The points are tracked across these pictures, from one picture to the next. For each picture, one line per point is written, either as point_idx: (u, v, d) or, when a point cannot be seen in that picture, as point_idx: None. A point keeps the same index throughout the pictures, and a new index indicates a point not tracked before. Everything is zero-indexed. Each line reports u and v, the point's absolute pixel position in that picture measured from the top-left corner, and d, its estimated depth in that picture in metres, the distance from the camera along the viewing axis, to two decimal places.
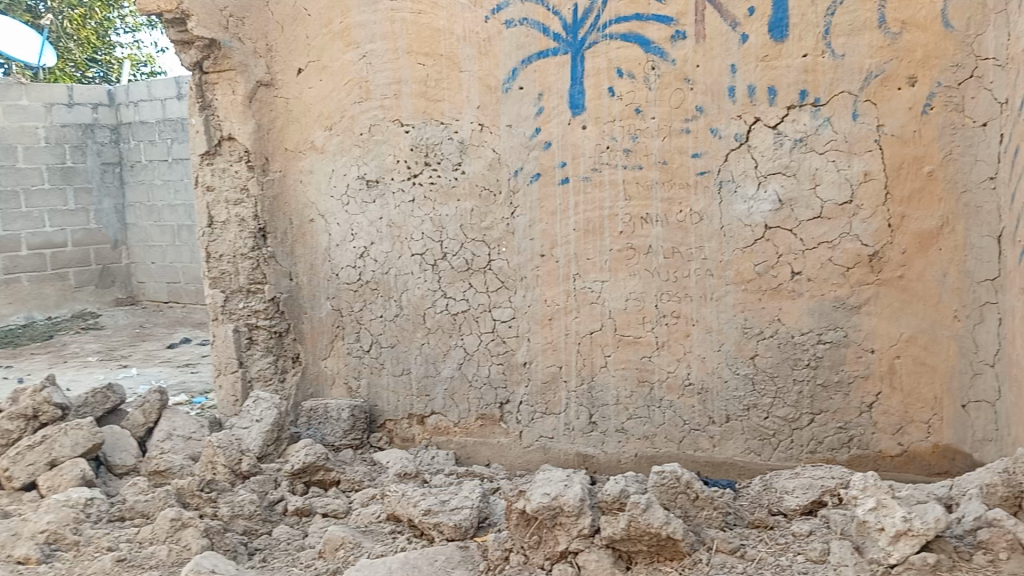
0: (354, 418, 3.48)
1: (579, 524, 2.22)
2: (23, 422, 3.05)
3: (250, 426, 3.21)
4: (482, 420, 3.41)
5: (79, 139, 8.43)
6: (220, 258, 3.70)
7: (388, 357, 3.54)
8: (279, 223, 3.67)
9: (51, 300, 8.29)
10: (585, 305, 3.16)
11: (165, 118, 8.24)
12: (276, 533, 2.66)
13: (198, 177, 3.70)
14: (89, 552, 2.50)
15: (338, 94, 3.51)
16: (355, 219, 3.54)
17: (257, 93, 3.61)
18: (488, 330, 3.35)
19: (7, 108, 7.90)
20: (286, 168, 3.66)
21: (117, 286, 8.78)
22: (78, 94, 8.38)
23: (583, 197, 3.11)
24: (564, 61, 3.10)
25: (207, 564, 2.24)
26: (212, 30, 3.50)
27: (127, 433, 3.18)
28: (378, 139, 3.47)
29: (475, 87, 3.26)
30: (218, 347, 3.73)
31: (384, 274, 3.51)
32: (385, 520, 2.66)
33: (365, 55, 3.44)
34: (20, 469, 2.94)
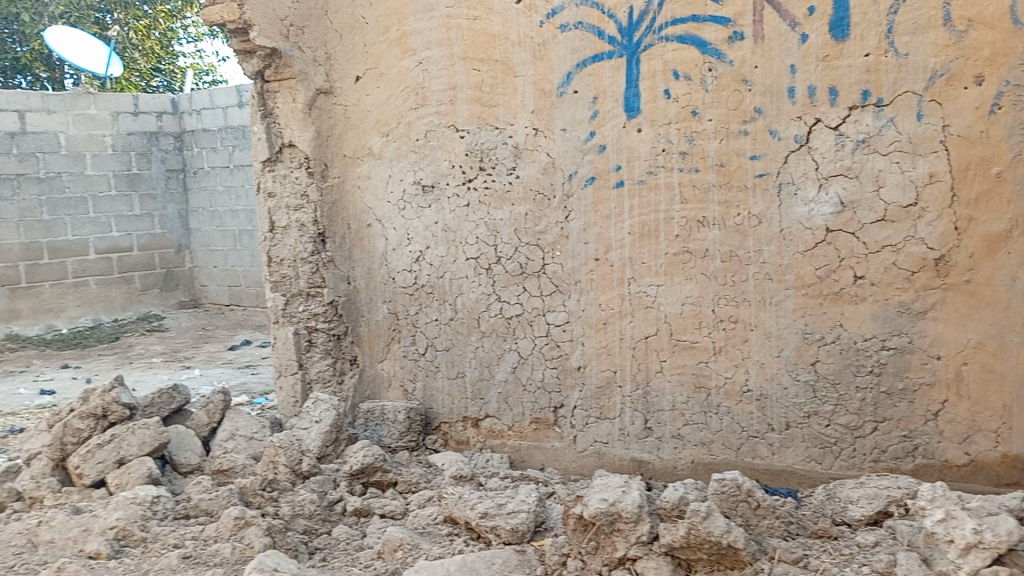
0: (410, 420, 3.52)
1: (637, 531, 2.21)
2: (93, 421, 3.13)
3: (310, 427, 3.28)
4: (536, 423, 3.40)
5: (145, 146, 8.70)
6: (281, 262, 3.77)
7: (443, 360, 3.56)
8: (337, 228, 3.73)
9: (118, 303, 8.56)
10: (640, 309, 3.14)
11: (227, 126, 8.50)
12: (336, 533, 2.70)
13: (260, 183, 3.78)
14: (157, 549, 2.58)
15: (395, 100, 3.55)
16: (411, 224, 3.57)
17: (317, 100, 3.69)
18: (542, 334, 3.35)
19: (77, 117, 8.18)
20: (344, 174, 3.71)
21: (181, 289, 9.04)
22: (144, 103, 8.65)
23: (638, 201, 3.09)
24: (619, 64, 3.09)
25: (270, 562, 2.29)
26: (274, 39, 3.60)
27: (191, 433, 3.26)
28: (433, 145, 3.50)
29: (530, 91, 3.27)
30: (279, 349, 3.80)
31: (439, 278, 3.54)
32: (442, 522, 2.68)
33: (421, 62, 3.48)
34: (90, 467, 3.02)
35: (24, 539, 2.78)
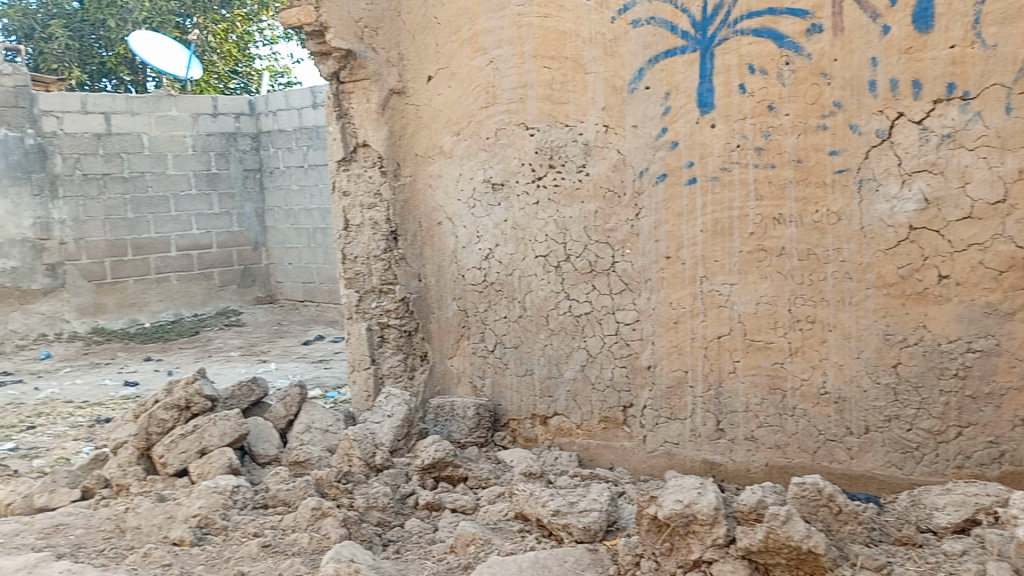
0: (479, 416, 3.54)
1: (713, 533, 2.18)
2: (177, 412, 3.24)
3: (382, 421, 3.33)
4: (605, 422, 3.38)
5: (223, 146, 8.97)
6: (354, 259, 3.85)
7: (511, 357, 3.58)
8: (409, 226, 3.78)
9: (197, 298, 8.86)
10: (713, 309, 3.09)
11: (301, 126, 8.74)
12: (408, 525, 2.74)
13: (336, 182, 3.86)
14: (237, 537, 2.65)
15: (466, 99, 3.58)
16: (481, 221, 3.59)
17: (390, 101, 3.74)
18: (612, 332, 3.32)
19: (159, 119, 8.51)
20: (416, 173, 3.76)
21: (257, 285, 9.30)
22: (222, 105, 8.93)
23: (711, 198, 3.04)
24: (692, 59, 3.04)
25: (347, 553, 2.33)
26: (348, 41, 3.67)
27: (269, 425, 3.37)
28: (504, 143, 3.51)
29: (601, 88, 3.25)
30: (354, 343, 3.88)
31: (508, 276, 3.55)
32: (513, 518, 2.70)
33: (492, 60, 3.49)
34: (173, 456, 3.14)
35: (112, 524, 2.88)
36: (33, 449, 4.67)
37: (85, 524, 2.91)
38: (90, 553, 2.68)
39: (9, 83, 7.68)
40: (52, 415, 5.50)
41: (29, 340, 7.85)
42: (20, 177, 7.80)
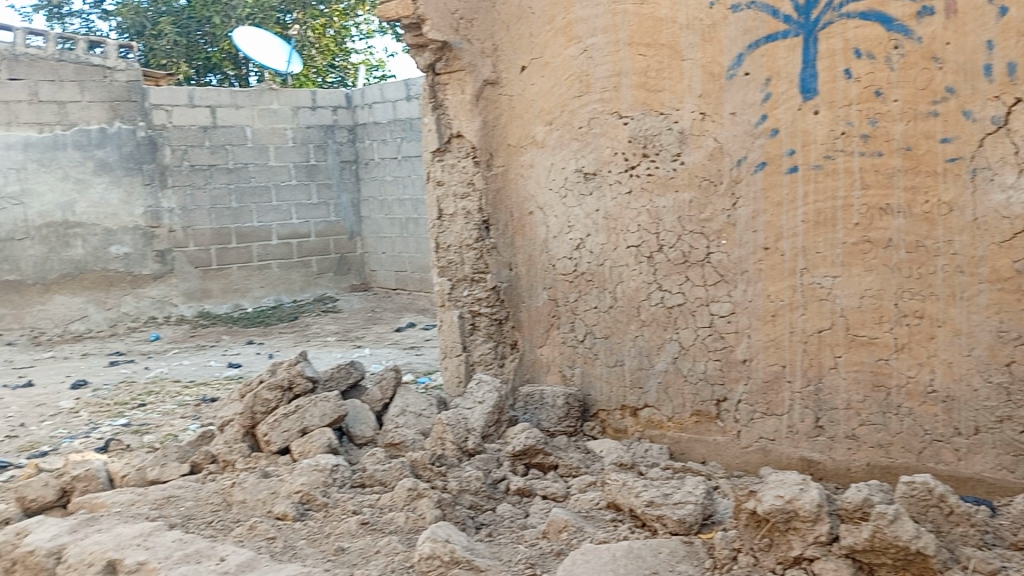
0: (569, 405, 3.54)
1: (816, 530, 2.13)
2: (280, 392, 3.38)
3: (473, 407, 3.37)
4: (698, 416, 3.33)
5: (321, 138, 9.60)
6: (447, 248, 3.90)
7: (601, 348, 3.56)
8: (500, 216, 3.81)
9: (297, 284, 9.49)
10: (814, 302, 3.00)
11: (396, 119, 9.14)
12: (500, 510, 2.78)
13: (430, 172, 3.92)
14: (337, 514, 2.74)
15: (560, 88, 3.57)
16: (573, 211, 3.57)
17: (484, 91, 3.78)
18: (705, 324, 3.26)
19: (262, 112, 9.18)
20: (508, 163, 3.78)
21: (353, 273, 9.88)
22: (320, 98, 9.55)
23: (814, 186, 2.95)
24: (795, 44, 2.95)
25: (443, 533, 2.38)
26: (444, 33, 3.72)
27: (366, 407, 3.48)
28: (596, 132, 3.48)
29: (698, 75, 3.19)
30: (445, 331, 3.94)
31: (599, 266, 3.52)
32: (604, 507, 2.70)
33: (587, 49, 3.48)
34: (277, 434, 3.27)
35: (220, 498, 3.01)
36: (144, 426, 4.97)
37: (194, 496, 3.05)
38: (201, 523, 2.81)
39: (122, 78, 8.43)
40: (161, 393, 5.81)
41: (141, 323, 8.52)
42: (133, 168, 8.50)
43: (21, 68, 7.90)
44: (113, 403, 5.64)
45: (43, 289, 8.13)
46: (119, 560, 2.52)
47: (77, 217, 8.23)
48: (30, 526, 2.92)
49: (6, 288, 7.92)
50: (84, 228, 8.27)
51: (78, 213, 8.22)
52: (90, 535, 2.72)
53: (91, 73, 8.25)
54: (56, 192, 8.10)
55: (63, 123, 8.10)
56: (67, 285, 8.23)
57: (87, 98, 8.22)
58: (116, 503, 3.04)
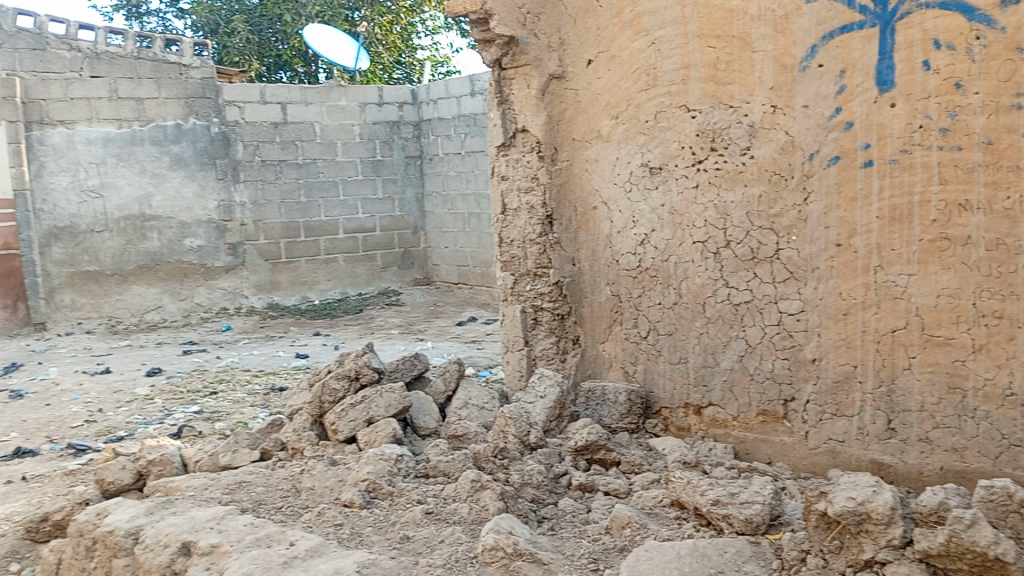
0: (631, 402, 3.51)
1: (889, 534, 2.10)
2: (347, 382, 3.46)
3: (535, 401, 3.39)
4: (764, 416, 3.26)
5: (388, 134, 9.81)
6: (511, 243, 3.91)
7: (665, 345, 3.51)
8: (564, 211, 3.80)
9: (362, 278, 9.78)
10: (888, 301, 2.90)
11: (460, 113, 9.20)
12: (562, 504, 2.79)
13: (494, 167, 3.94)
14: (402, 503, 2.78)
15: (626, 82, 3.54)
16: (637, 206, 3.54)
17: (550, 85, 3.78)
18: (773, 322, 3.19)
19: (330, 108, 9.46)
20: (573, 157, 3.78)
21: (416, 267, 10.11)
22: (387, 94, 9.74)
23: (889, 181, 2.85)
24: (871, 35, 2.86)
25: (506, 525, 2.40)
26: (512, 28, 3.71)
27: (430, 400, 3.53)
28: (663, 126, 3.44)
29: (769, 67, 3.12)
30: (507, 325, 3.96)
31: (664, 261, 3.47)
32: (668, 505, 2.69)
33: (654, 42, 3.43)
34: (344, 423, 3.34)
35: (290, 484, 3.08)
36: (216, 413, 5.16)
37: (264, 481, 3.13)
38: (271, 508, 2.88)
39: (197, 75, 8.79)
40: (232, 381, 6.01)
41: (212, 313, 8.98)
42: (207, 163, 8.86)
43: (102, 66, 8.53)
44: (186, 390, 5.84)
45: (121, 279, 8.64)
46: (193, 541, 2.60)
47: (154, 211, 8.68)
48: (109, 506, 3.02)
49: (86, 278, 8.51)
50: (160, 221, 8.71)
51: (155, 207, 8.66)
52: (166, 517, 2.81)
53: (167, 70, 8.68)
54: (134, 186, 8.56)
55: (140, 119, 8.54)
56: (144, 276, 8.72)
57: (163, 94, 8.62)
58: (190, 487, 3.14)
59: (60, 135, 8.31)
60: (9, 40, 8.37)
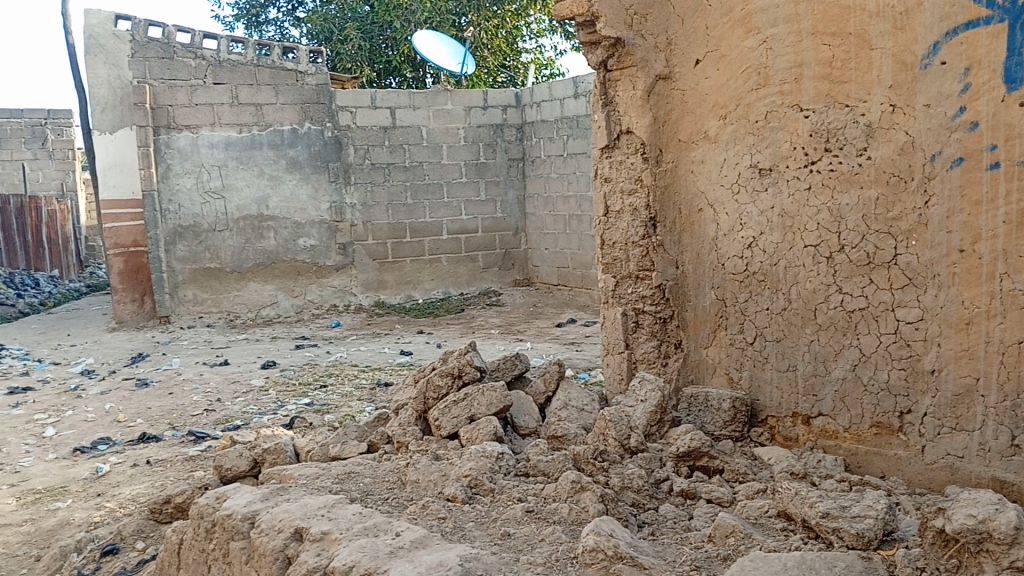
0: (735, 410, 3.42)
1: (1012, 555, 2.06)
2: (451, 379, 3.55)
3: (635, 405, 3.37)
4: (877, 428, 3.13)
5: (491, 137, 9.93)
6: (613, 245, 3.89)
7: (773, 351, 3.41)
8: (668, 213, 3.75)
9: (464, 278, 10.01)
10: (1014, 310, 2.73)
11: (563, 116, 9.21)
12: (663, 510, 2.77)
13: (598, 169, 3.92)
14: (503, 500, 2.82)
15: (735, 82, 3.46)
16: (745, 208, 3.46)
17: (656, 86, 3.74)
18: (890, 331, 3.05)
19: (437, 112, 9.67)
20: (679, 159, 3.73)
21: (516, 268, 10.25)
22: (492, 97, 9.86)
23: (1017, 185, 2.69)
24: (999, 30, 2.70)
25: (606, 528, 2.40)
26: (618, 29, 3.68)
27: (529, 399, 3.57)
28: (774, 126, 3.35)
29: (888, 65, 2.99)
30: (608, 328, 3.93)
31: (772, 265, 3.38)
32: (774, 516, 2.63)
33: (766, 40, 3.35)
34: (447, 420, 3.41)
35: (395, 477, 3.17)
36: (325, 406, 5.38)
37: (371, 473, 3.23)
38: (378, 499, 2.97)
39: (312, 82, 9.19)
40: (340, 376, 6.24)
41: (323, 310, 9.42)
42: (321, 166, 9.29)
43: (224, 73, 8.88)
44: (298, 383, 6.11)
45: (240, 276, 9.12)
46: (305, 528, 2.69)
47: (270, 211, 9.15)
48: (227, 491, 3.14)
49: (207, 275, 9.00)
50: (276, 221, 9.18)
51: (272, 208, 9.14)
52: (281, 504, 2.92)
53: (285, 77, 9.08)
54: (253, 187, 9.05)
55: (260, 124, 9.03)
56: (261, 273, 9.20)
57: (281, 100, 9.07)
58: (302, 476, 3.26)
59: (185, 139, 8.80)
60: (139, 49, 8.62)
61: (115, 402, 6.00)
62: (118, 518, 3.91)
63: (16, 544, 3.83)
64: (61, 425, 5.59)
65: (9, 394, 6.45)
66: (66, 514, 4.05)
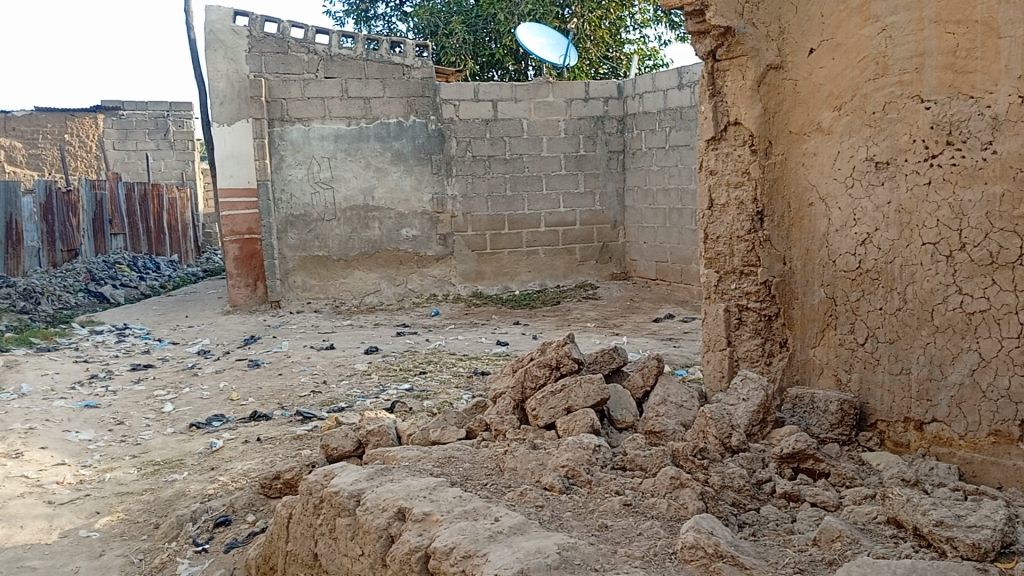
0: (843, 412, 3.30)
1: None
2: (548, 370, 3.59)
3: (737, 403, 3.31)
4: (996, 436, 2.95)
5: (592, 129, 9.88)
6: (716, 239, 3.80)
7: (885, 353, 3.28)
8: (776, 207, 3.63)
9: (561, 271, 10.03)
10: None
11: (666, 107, 9.07)
12: (764, 512, 2.71)
13: (703, 161, 3.83)
14: (601, 492, 2.82)
15: (852, 71, 3.33)
16: (859, 203, 3.33)
17: (767, 76, 3.63)
18: (1013, 335, 2.88)
19: (538, 105, 9.69)
20: (789, 151, 3.61)
21: (614, 262, 10.19)
22: (593, 89, 9.82)
23: None
24: None
25: (706, 525, 2.37)
26: (728, 18, 3.60)
27: (627, 393, 3.55)
28: (892, 118, 3.20)
29: (1018, 54, 2.82)
30: (709, 324, 3.85)
31: (888, 263, 3.24)
32: (883, 523, 2.54)
33: (885, 28, 3.21)
34: (544, 410, 3.44)
35: (494, 463, 3.22)
36: (424, 392, 5.51)
37: (470, 459, 3.30)
38: (477, 484, 3.02)
39: (418, 75, 9.40)
40: (439, 363, 6.36)
41: (423, 299, 9.64)
42: (424, 158, 9.50)
43: (334, 67, 9.20)
44: (399, 368, 6.29)
45: (346, 264, 9.45)
46: (407, 508, 2.77)
47: (376, 202, 9.44)
48: (334, 469, 3.25)
49: (315, 262, 9.37)
50: (380, 212, 9.46)
51: (377, 198, 9.42)
52: (384, 484, 3.00)
53: (392, 70, 9.34)
54: (360, 178, 9.35)
55: (367, 117, 9.31)
56: (366, 262, 9.50)
57: (388, 94, 9.33)
58: (404, 458, 3.36)
59: (297, 132, 9.17)
60: (255, 44, 9.01)
61: (229, 381, 6.33)
62: (230, 491, 4.12)
63: (138, 512, 4.11)
64: (179, 401, 5.94)
65: (133, 371, 6.90)
66: (183, 486, 4.31)
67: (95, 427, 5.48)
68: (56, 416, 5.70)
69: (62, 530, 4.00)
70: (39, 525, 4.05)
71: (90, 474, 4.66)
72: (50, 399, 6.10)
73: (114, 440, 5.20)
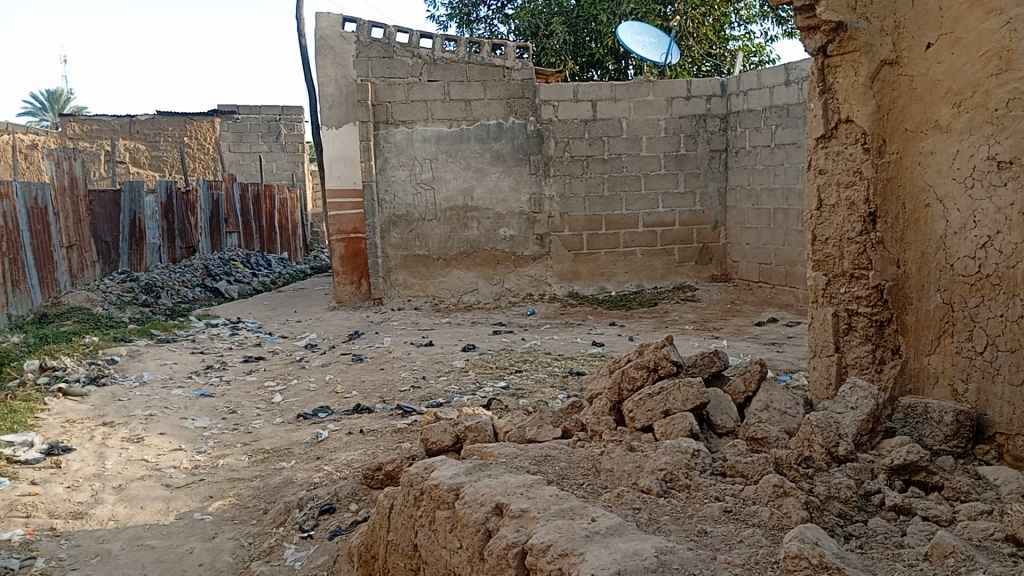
0: (959, 424, 3.14)
1: None
2: (646, 372, 3.57)
3: (844, 411, 3.20)
4: None
5: (693, 128, 9.70)
6: (825, 241, 3.68)
7: (1005, 363, 3.10)
8: (889, 208, 3.47)
9: (659, 272, 9.91)
10: None
11: (772, 104, 8.82)
12: (872, 524, 2.61)
13: (812, 160, 3.71)
14: (699, 497, 2.78)
15: (973, 66, 3.17)
16: (980, 204, 3.15)
17: (881, 72, 3.48)
18: None
19: (638, 104, 9.59)
20: (904, 150, 3.44)
21: (714, 263, 9.99)
22: (696, 88, 9.63)
23: None
24: None
25: (810, 535, 2.30)
26: (840, 13, 3.49)
27: (727, 398, 3.48)
28: (1017, 115, 3.03)
29: None
30: (816, 329, 3.73)
31: (1010, 268, 3.06)
32: (1001, 540, 2.41)
33: (1011, 21, 3.05)
34: (641, 412, 3.41)
35: (590, 463, 3.22)
36: (520, 390, 5.57)
37: (567, 458, 3.31)
38: (573, 483, 3.03)
39: (518, 77, 9.46)
40: (535, 362, 6.41)
41: (520, 298, 9.74)
42: (522, 159, 9.58)
43: (437, 70, 9.38)
44: (496, 366, 6.37)
45: (445, 262, 9.66)
46: (505, 504, 2.80)
47: (475, 202, 9.60)
48: (434, 463, 3.33)
49: (417, 261, 9.63)
50: (479, 212, 9.62)
51: (476, 199, 9.58)
52: (483, 479, 3.05)
53: (493, 73, 9.45)
54: (460, 179, 9.54)
55: (469, 119, 9.47)
56: (464, 261, 9.68)
57: (488, 95, 9.46)
58: (502, 454, 3.40)
59: (401, 134, 9.43)
60: (363, 49, 9.32)
61: (333, 374, 6.57)
62: (334, 480, 4.28)
63: (248, 497, 4.32)
64: (287, 392, 6.21)
65: (244, 362, 7.25)
66: (290, 473, 4.51)
67: (210, 415, 5.80)
68: (174, 403, 6.06)
69: (179, 512, 4.25)
70: (158, 506, 4.31)
71: (204, 460, 4.93)
72: (169, 388, 6.48)
73: (227, 428, 5.49)
